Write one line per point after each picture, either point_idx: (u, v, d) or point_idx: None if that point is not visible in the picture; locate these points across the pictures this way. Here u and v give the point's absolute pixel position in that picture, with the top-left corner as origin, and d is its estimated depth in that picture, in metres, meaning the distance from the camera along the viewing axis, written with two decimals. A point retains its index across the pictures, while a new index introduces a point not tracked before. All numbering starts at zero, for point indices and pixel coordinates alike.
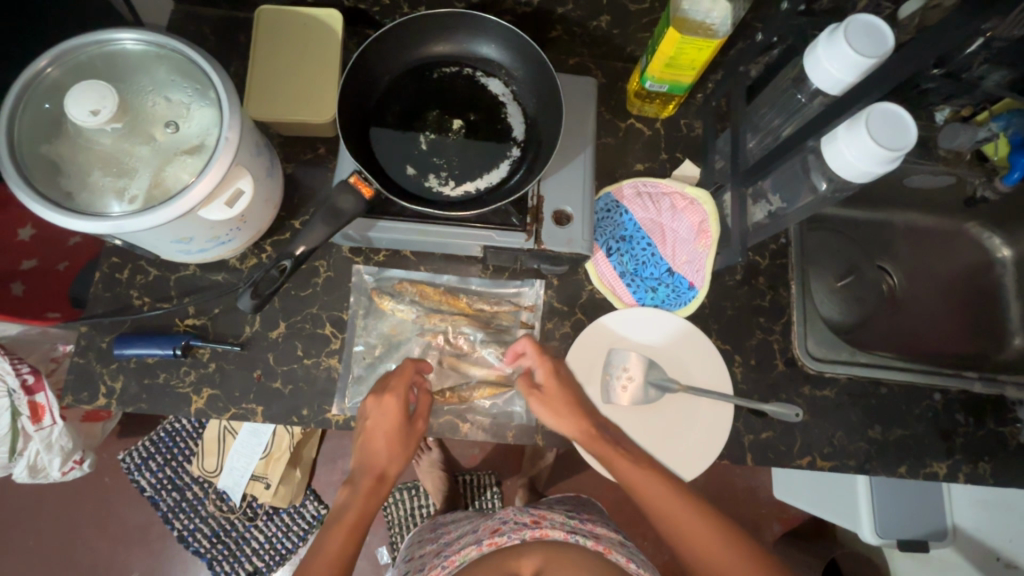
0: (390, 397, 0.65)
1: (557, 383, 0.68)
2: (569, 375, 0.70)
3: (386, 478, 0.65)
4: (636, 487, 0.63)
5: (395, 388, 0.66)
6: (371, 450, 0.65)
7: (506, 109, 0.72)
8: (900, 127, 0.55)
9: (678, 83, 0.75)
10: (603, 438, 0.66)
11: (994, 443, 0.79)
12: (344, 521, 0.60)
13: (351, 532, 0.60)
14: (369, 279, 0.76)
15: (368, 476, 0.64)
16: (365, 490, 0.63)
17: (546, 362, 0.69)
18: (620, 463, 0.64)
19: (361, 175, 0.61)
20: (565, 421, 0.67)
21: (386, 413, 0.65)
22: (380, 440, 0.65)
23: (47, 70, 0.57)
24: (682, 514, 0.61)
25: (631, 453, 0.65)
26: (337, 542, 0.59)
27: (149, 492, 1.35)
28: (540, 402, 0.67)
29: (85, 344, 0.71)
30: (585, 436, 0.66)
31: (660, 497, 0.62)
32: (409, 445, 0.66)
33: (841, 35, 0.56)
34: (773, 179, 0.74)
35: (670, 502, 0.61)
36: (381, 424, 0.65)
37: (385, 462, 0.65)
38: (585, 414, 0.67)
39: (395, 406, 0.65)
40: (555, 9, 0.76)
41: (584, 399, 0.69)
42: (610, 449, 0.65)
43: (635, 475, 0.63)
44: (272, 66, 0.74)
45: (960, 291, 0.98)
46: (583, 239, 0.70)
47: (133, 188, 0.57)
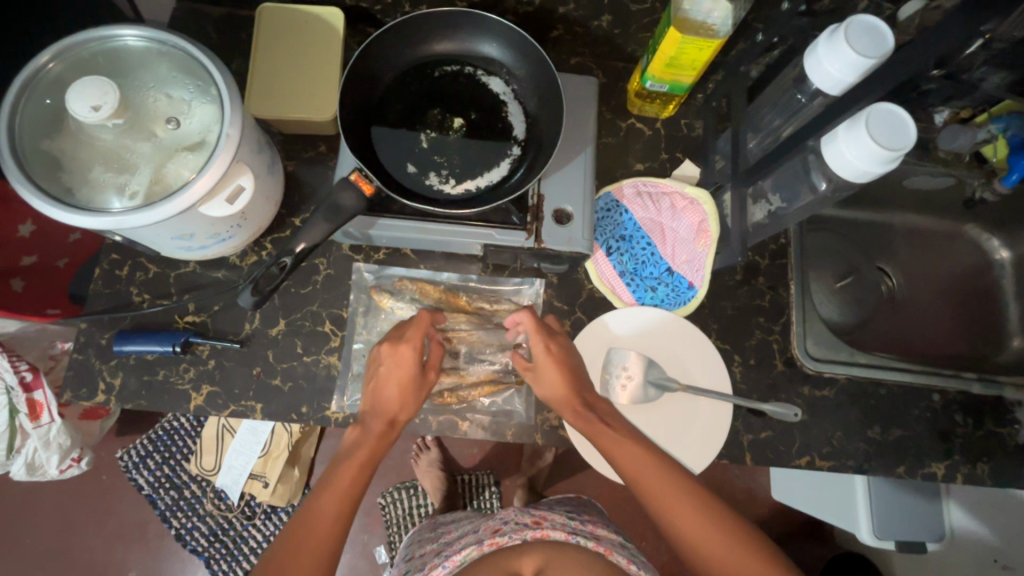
0: (405, 347, 0.66)
1: (552, 361, 0.67)
2: (566, 352, 0.68)
3: (396, 424, 0.65)
4: (617, 461, 0.63)
5: (411, 338, 0.66)
6: (384, 397, 0.65)
7: (506, 108, 0.72)
8: (899, 127, 0.56)
9: (678, 83, 0.75)
10: (589, 415, 0.66)
11: (993, 443, 0.79)
12: (356, 458, 0.61)
13: (364, 468, 0.61)
14: (369, 277, 0.76)
15: (380, 420, 0.64)
16: (376, 435, 0.63)
17: (541, 342, 0.67)
18: (602, 436, 0.64)
19: (362, 173, 0.61)
20: (554, 392, 0.67)
21: (400, 362, 0.65)
22: (392, 388, 0.65)
23: (48, 66, 0.57)
24: (666, 491, 0.60)
25: (616, 428, 0.65)
26: (349, 476, 0.60)
27: (147, 490, 1.35)
28: (536, 380, 0.68)
29: (85, 340, 0.71)
30: (571, 411, 0.66)
31: (644, 471, 0.61)
32: (421, 393, 0.66)
33: (841, 35, 0.56)
34: (773, 179, 0.74)
35: (654, 476, 0.61)
36: (394, 373, 0.65)
37: (397, 408, 0.65)
38: (574, 388, 0.67)
39: (409, 356, 0.65)
40: (556, 9, 0.76)
41: (583, 375, 0.68)
42: (597, 428, 0.65)
43: (620, 447, 0.63)
44: (273, 63, 0.75)
45: (960, 292, 0.98)
46: (583, 237, 0.70)
47: (133, 184, 0.57)
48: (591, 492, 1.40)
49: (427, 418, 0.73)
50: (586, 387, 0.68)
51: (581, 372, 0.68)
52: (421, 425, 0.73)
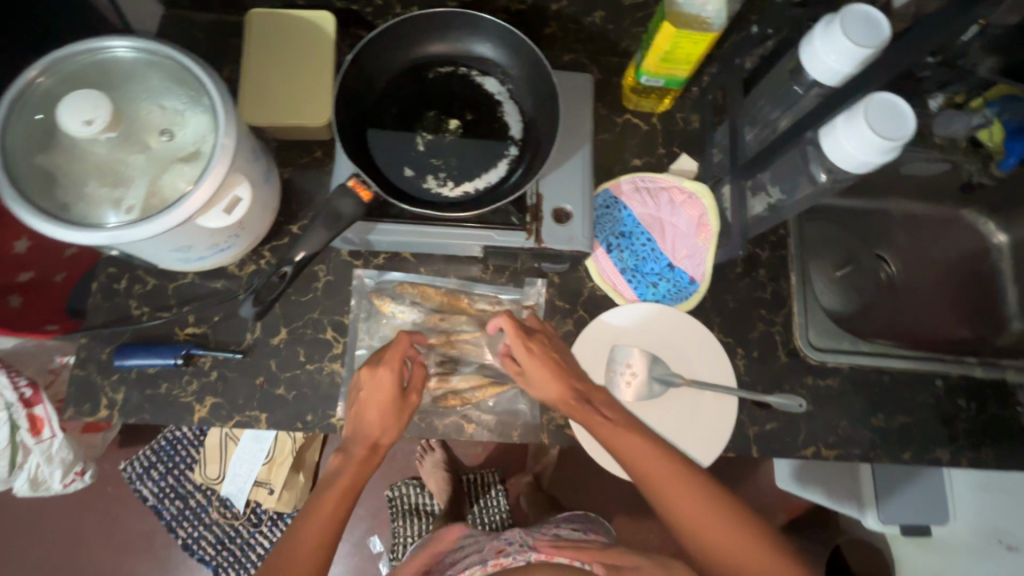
0: (383, 370, 0.65)
1: (537, 360, 0.66)
2: (550, 349, 0.68)
3: (379, 448, 0.64)
4: (619, 453, 0.63)
5: (389, 361, 0.65)
6: (366, 422, 0.64)
7: (503, 108, 0.72)
8: (898, 116, 0.55)
9: (674, 77, 0.75)
10: (587, 409, 0.65)
11: (996, 426, 0.80)
12: (337, 487, 0.60)
13: (346, 494, 0.60)
14: (369, 282, 0.75)
15: (361, 445, 0.64)
16: (357, 460, 0.63)
17: (522, 344, 0.67)
18: (601, 430, 0.64)
19: (360, 179, 0.60)
20: (548, 390, 0.66)
21: (379, 386, 0.65)
22: (373, 412, 0.64)
23: (38, 81, 0.56)
24: (679, 492, 0.59)
25: (615, 419, 0.65)
26: (332, 503, 0.59)
27: (151, 501, 1.35)
28: (527, 383, 0.67)
29: (86, 355, 0.71)
30: (566, 405, 0.66)
31: (640, 456, 0.61)
32: (402, 415, 0.66)
33: (837, 26, 0.56)
34: (771, 171, 0.73)
35: (666, 475, 0.60)
36: (374, 397, 0.64)
37: (379, 431, 0.64)
38: (569, 379, 0.66)
39: (388, 379, 0.65)
40: (548, 5, 0.75)
41: (572, 369, 0.68)
42: (592, 414, 0.65)
43: (626, 441, 0.63)
44: (265, 70, 0.74)
45: (958, 277, 0.98)
46: (583, 236, 0.70)
47: (130, 198, 0.57)
48: (597, 486, 1.41)
49: (432, 422, 0.73)
50: (576, 377, 0.67)
51: (570, 365, 0.68)
52: (426, 429, 0.73)
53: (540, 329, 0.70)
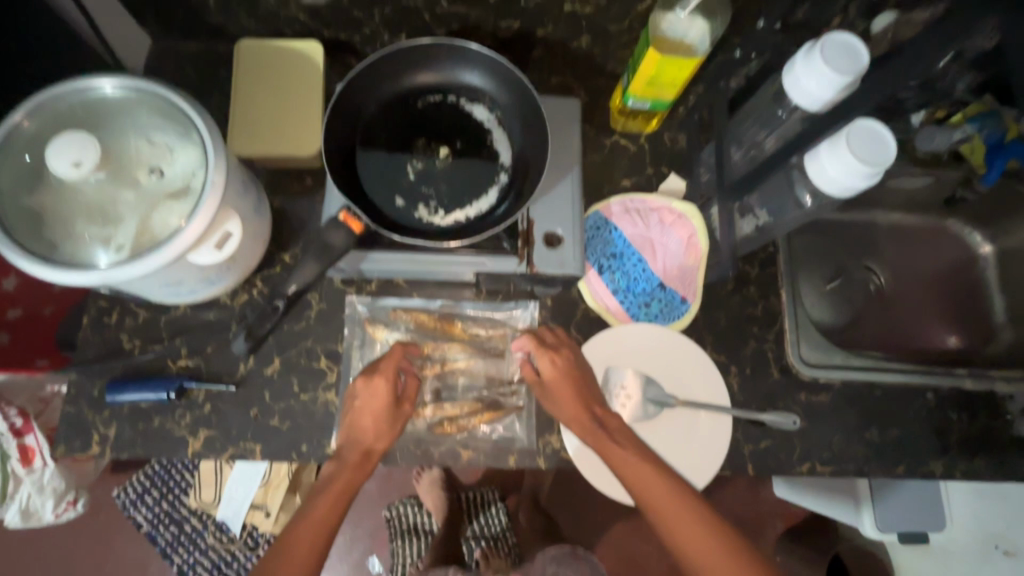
0: (379, 379, 0.66)
1: (560, 375, 0.69)
2: (574, 365, 0.70)
3: (371, 455, 0.64)
4: (628, 480, 0.63)
5: (384, 370, 0.66)
6: (358, 429, 0.65)
7: (492, 134, 0.72)
8: (880, 142, 0.56)
9: (660, 100, 0.75)
10: (598, 430, 0.67)
11: (988, 437, 0.81)
12: (330, 490, 0.61)
13: (339, 497, 0.61)
14: (362, 309, 0.75)
15: (355, 451, 0.64)
16: (350, 465, 0.63)
17: (546, 356, 0.70)
18: (612, 455, 0.65)
19: (350, 211, 0.60)
20: (564, 409, 0.68)
21: (374, 394, 0.65)
22: (367, 420, 0.65)
23: (23, 123, 0.56)
24: (685, 523, 0.61)
25: (626, 445, 0.66)
26: (324, 507, 0.60)
27: (146, 527, 1.33)
28: (545, 396, 0.70)
29: (77, 391, 0.70)
30: (579, 426, 0.67)
31: (638, 476, 0.63)
32: (396, 425, 0.65)
33: (817, 53, 0.57)
34: (760, 193, 0.73)
35: (672, 505, 0.61)
36: (368, 405, 0.65)
37: (372, 437, 0.64)
38: (586, 403, 0.68)
39: (383, 389, 0.65)
40: (534, 31, 0.76)
41: (591, 388, 0.70)
42: (604, 441, 0.66)
43: (635, 470, 0.64)
44: (255, 102, 0.75)
45: (946, 286, 1.00)
46: (575, 260, 0.70)
47: (119, 236, 0.57)
48: (596, 499, 1.41)
49: (428, 450, 0.72)
50: (595, 402, 0.69)
51: (590, 389, 0.70)
52: (422, 456, 0.72)
53: (563, 344, 0.72)
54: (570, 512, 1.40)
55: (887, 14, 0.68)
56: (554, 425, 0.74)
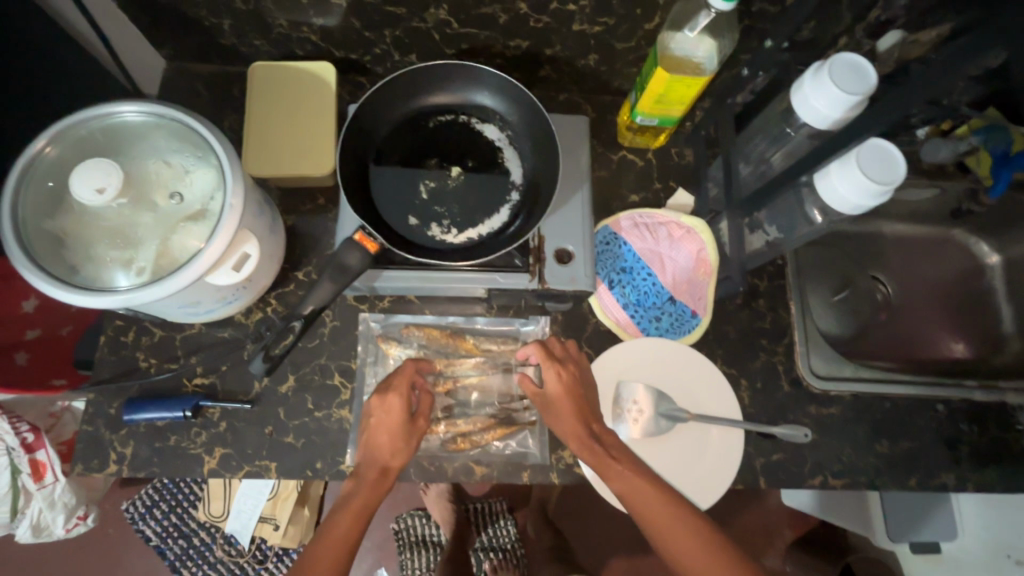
0: (393, 396, 0.66)
1: (562, 392, 0.67)
2: (576, 381, 0.69)
3: (389, 472, 0.64)
4: (626, 495, 0.63)
5: (397, 387, 0.67)
6: (374, 447, 0.65)
7: (503, 153, 0.73)
8: (890, 161, 0.57)
9: (668, 116, 0.76)
10: (597, 447, 0.65)
11: (999, 449, 0.81)
12: (349, 509, 0.61)
13: (359, 515, 0.61)
14: (375, 326, 0.76)
15: (372, 468, 0.64)
16: (367, 483, 0.63)
17: (551, 370, 0.68)
18: (608, 470, 0.64)
19: (366, 231, 0.62)
20: (562, 425, 0.67)
21: (388, 411, 0.65)
22: (382, 437, 0.65)
23: (46, 150, 0.57)
24: (684, 542, 0.60)
25: (622, 460, 0.65)
26: (343, 526, 0.60)
27: (155, 541, 1.33)
28: (546, 409, 0.68)
29: (94, 410, 0.71)
30: (577, 443, 0.65)
31: (645, 499, 0.62)
32: (412, 441, 0.65)
33: (825, 73, 0.58)
34: (767, 210, 0.75)
35: (670, 521, 0.61)
36: (383, 422, 0.65)
37: (388, 454, 0.64)
38: (583, 419, 0.67)
39: (397, 405, 0.66)
40: (543, 50, 0.77)
41: (591, 404, 0.68)
42: (602, 460, 0.65)
43: (633, 485, 0.63)
44: (269, 123, 0.76)
45: (953, 295, 1.00)
46: (586, 275, 0.71)
47: (140, 259, 0.57)
48: (605, 510, 1.41)
49: (442, 466, 0.73)
50: (592, 416, 0.68)
51: (590, 404, 0.68)
52: (436, 472, 0.72)
53: (570, 359, 0.71)
54: (579, 523, 1.39)
55: (895, 34, 0.67)
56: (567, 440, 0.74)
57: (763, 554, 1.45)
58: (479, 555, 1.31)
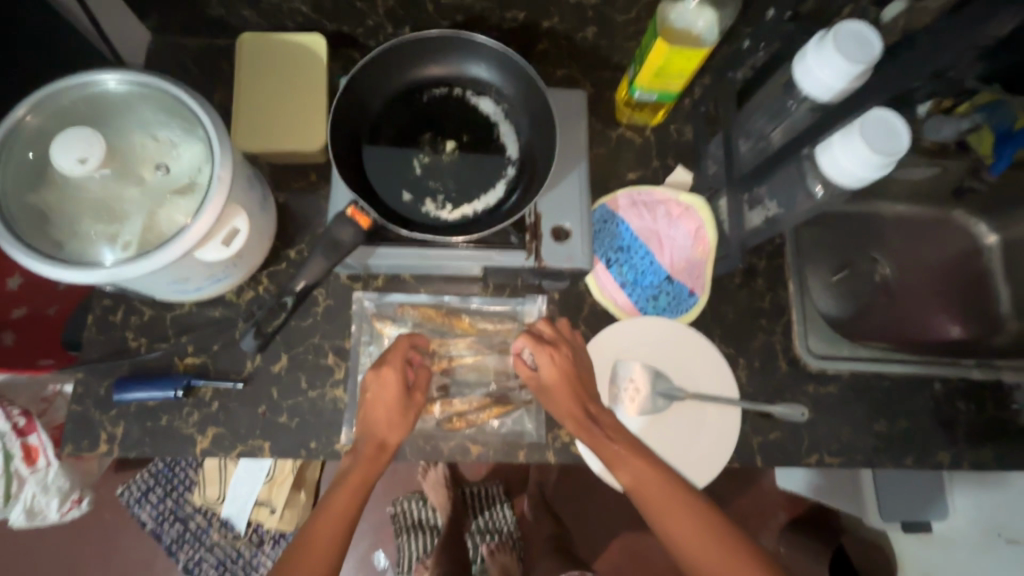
0: (389, 370, 0.65)
1: (557, 373, 0.66)
2: (571, 362, 0.68)
3: (387, 447, 0.63)
4: (623, 474, 0.63)
5: (392, 362, 0.66)
6: (372, 421, 0.64)
7: (499, 128, 0.72)
8: (894, 133, 0.56)
9: (667, 91, 0.75)
10: (593, 427, 0.65)
11: (995, 427, 0.81)
12: (348, 483, 0.60)
13: (357, 490, 0.60)
14: (369, 305, 0.75)
15: (369, 445, 0.63)
16: (365, 458, 0.62)
17: (544, 353, 0.67)
18: (605, 450, 0.64)
19: (359, 206, 0.60)
20: (559, 404, 0.66)
21: (384, 385, 0.65)
22: (380, 412, 0.64)
23: (26, 119, 0.55)
24: (678, 518, 0.60)
25: (618, 440, 0.64)
26: (342, 501, 0.59)
27: (151, 525, 1.33)
28: (541, 391, 0.68)
29: (83, 391, 0.70)
30: (573, 424, 0.65)
31: (640, 475, 0.62)
32: (409, 415, 0.65)
33: (829, 41, 0.57)
34: (768, 185, 0.73)
35: (668, 502, 0.60)
36: (380, 397, 0.65)
37: (385, 430, 0.64)
38: (580, 399, 0.66)
39: (393, 380, 0.65)
40: (540, 22, 0.75)
41: (587, 385, 0.68)
42: (598, 438, 0.64)
43: (630, 464, 0.63)
44: (258, 96, 0.74)
45: (951, 276, 0.99)
46: (583, 253, 0.70)
47: (126, 233, 0.56)
48: (600, 492, 1.41)
49: (437, 446, 0.72)
50: (589, 397, 0.67)
51: (587, 384, 0.68)
52: (432, 452, 0.72)
53: (562, 340, 0.69)
54: (575, 507, 1.40)
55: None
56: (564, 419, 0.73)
57: (758, 534, 1.44)
58: (475, 539, 1.34)
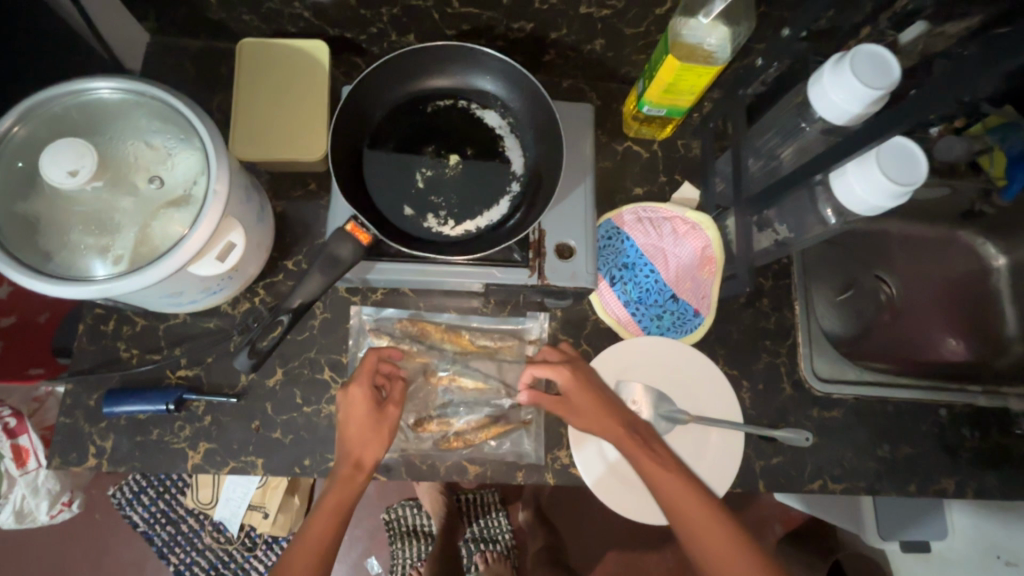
0: (355, 388, 0.64)
1: (587, 387, 0.67)
2: (596, 378, 0.69)
3: (363, 465, 0.62)
4: (659, 488, 0.63)
5: (358, 378, 0.64)
6: (344, 440, 0.63)
7: (504, 142, 0.70)
8: (911, 162, 0.56)
9: (676, 107, 0.73)
10: (628, 439, 0.66)
11: (1000, 455, 0.79)
12: (325, 507, 0.59)
13: (335, 513, 0.59)
14: (367, 319, 0.73)
15: (345, 464, 0.62)
16: (341, 478, 0.61)
17: (574, 367, 0.68)
18: (641, 460, 0.65)
19: (358, 222, 0.59)
20: (592, 417, 0.67)
21: (353, 403, 0.63)
22: (352, 430, 0.63)
23: (15, 129, 0.54)
24: (710, 528, 0.61)
25: (653, 453, 0.66)
26: (319, 526, 0.59)
27: (141, 527, 1.31)
28: (568, 402, 0.68)
29: (72, 402, 0.68)
30: (608, 434, 0.66)
31: (674, 485, 0.63)
32: (383, 430, 0.63)
33: (846, 63, 0.55)
34: (779, 210, 0.73)
35: (703, 511, 0.62)
36: (351, 415, 0.63)
37: (360, 448, 0.62)
38: (613, 411, 0.68)
39: (362, 397, 0.63)
40: (548, 34, 0.74)
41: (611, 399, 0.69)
42: (636, 448, 0.65)
43: (666, 479, 0.63)
44: (258, 104, 0.72)
45: (958, 297, 0.98)
46: (587, 271, 0.68)
47: (118, 247, 0.54)
48: (596, 501, 1.40)
49: (434, 465, 0.70)
50: (619, 409, 0.69)
51: (612, 398, 0.69)
52: (429, 471, 0.70)
53: (577, 359, 0.71)
54: (571, 517, 1.38)
55: (921, 25, 0.64)
56: (564, 440, 0.72)
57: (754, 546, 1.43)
58: (469, 547, 1.34)
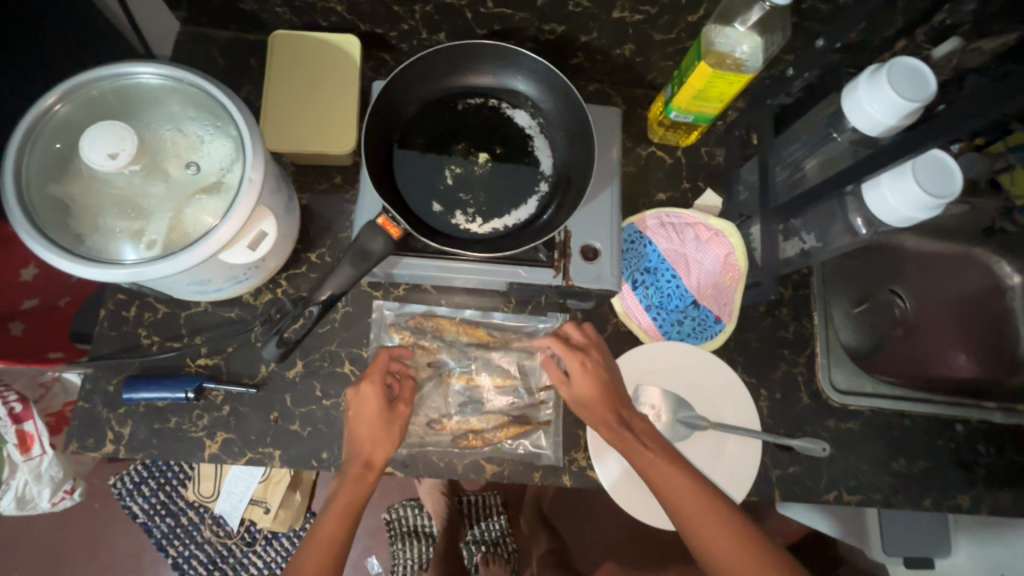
0: (366, 385, 0.63)
1: (589, 376, 0.66)
2: (601, 366, 0.67)
3: (373, 465, 0.61)
4: (654, 482, 0.60)
5: (369, 375, 0.64)
6: (355, 439, 0.62)
7: (533, 142, 0.70)
8: (946, 175, 0.57)
9: (703, 114, 0.73)
10: (626, 432, 0.63)
11: (1015, 472, 0.79)
12: (335, 508, 0.59)
13: (345, 514, 0.59)
14: (389, 314, 0.73)
15: (356, 463, 0.61)
16: (351, 479, 0.60)
17: (574, 358, 0.67)
18: (638, 455, 0.61)
19: (389, 215, 0.60)
20: (589, 406, 0.65)
21: (364, 401, 0.63)
22: (362, 430, 0.62)
23: (55, 108, 0.54)
24: (712, 528, 0.56)
25: (653, 446, 0.62)
26: (329, 529, 0.58)
27: (141, 518, 1.30)
28: (569, 390, 0.67)
29: (91, 387, 0.68)
30: (604, 426, 0.64)
31: (673, 484, 0.59)
32: (393, 429, 0.63)
33: (883, 75, 0.56)
34: (805, 218, 0.74)
35: (701, 509, 0.57)
36: (362, 414, 0.63)
37: (370, 448, 0.62)
38: (613, 402, 0.65)
39: (373, 395, 0.63)
40: (578, 37, 0.74)
41: (618, 387, 0.67)
42: (634, 444, 0.62)
43: (662, 473, 0.60)
44: (288, 96, 0.72)
45: (970, 313, 0.98)
46: (612, 274, 0.67)
47: (149, 232, 0.54)
48: None
49: (452, 463, 0.70)
50: (621, 401, 0.66)
51: (617, 387, 0.67)
52: (446, 469, 0.70)
53: (591, 345, 0.69)
54: None
55: (954, 41, 0.65)
56: (581, 442, 0.72)
57: None
58: (470, 549, 1.33)
